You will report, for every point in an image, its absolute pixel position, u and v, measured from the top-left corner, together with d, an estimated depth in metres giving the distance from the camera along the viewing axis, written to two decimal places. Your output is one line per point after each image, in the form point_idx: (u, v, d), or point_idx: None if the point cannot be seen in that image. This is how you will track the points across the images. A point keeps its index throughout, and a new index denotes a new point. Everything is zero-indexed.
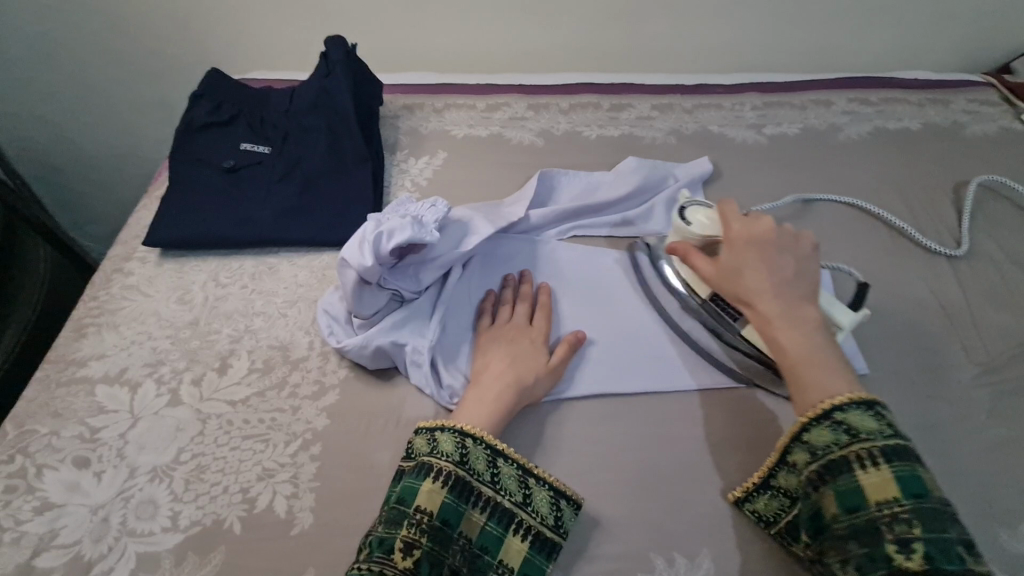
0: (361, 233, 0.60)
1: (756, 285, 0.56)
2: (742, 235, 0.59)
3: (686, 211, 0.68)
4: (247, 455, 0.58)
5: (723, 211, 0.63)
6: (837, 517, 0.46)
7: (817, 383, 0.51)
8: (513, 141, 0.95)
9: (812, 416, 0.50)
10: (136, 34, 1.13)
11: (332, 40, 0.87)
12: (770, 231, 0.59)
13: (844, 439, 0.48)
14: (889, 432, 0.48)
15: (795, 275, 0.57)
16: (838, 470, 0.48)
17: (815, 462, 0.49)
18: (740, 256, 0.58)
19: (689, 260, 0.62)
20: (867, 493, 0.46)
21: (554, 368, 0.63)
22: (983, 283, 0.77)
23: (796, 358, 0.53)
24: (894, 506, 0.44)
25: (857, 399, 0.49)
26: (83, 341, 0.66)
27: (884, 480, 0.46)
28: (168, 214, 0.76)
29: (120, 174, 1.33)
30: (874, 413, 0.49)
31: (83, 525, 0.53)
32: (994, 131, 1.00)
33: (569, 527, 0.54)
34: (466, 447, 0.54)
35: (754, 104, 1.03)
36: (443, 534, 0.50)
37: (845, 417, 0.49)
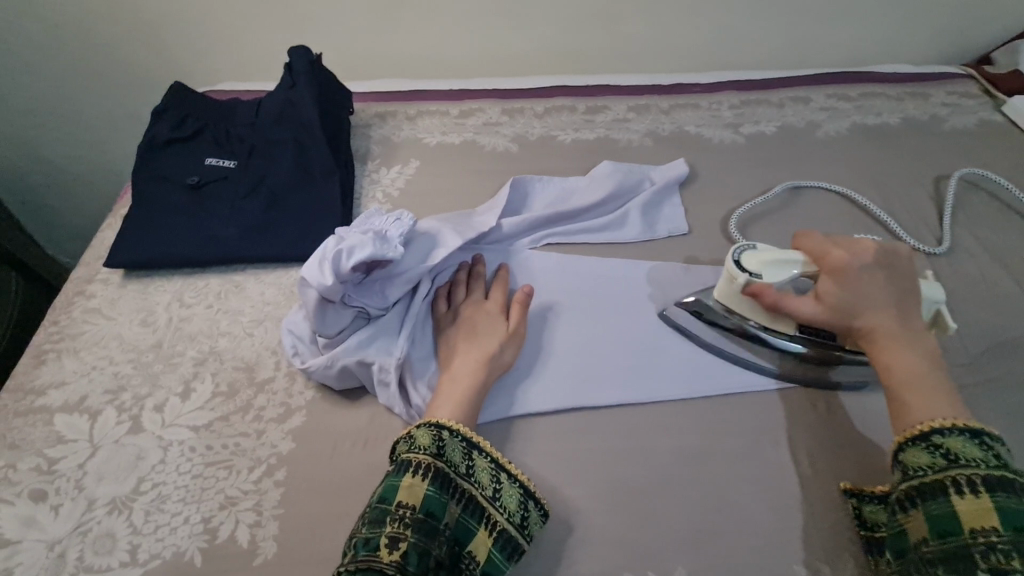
0: (321, 251, 0.58)
1: (863, 306, 0.56)
2: (843, 261, 0.57)
3: (738, 259, 0.63)
4: (210, 482, 0.56)
5: (807, 249, 0.61)
6: (926, 540, 0.46)
7: (921, 404, 0.51)
8: (487, 147, 0.93)
9: (910, 436, 0.50)
10: (101, 46, 1.11)
11: (296, 50, 0.85)
12: (877, 251, 0.57)
13: (941, 462, 0.48)
14: (996, 463, 0.47)
15: (904, 298, 0.57)
16: (931, 494, 0.47)
17: (906, 483, 0.49)
18: (843, 281, 0.56)
19: (782, 305, 0.59)
20: (963, 521, 0.45)
21: (515, 332, 0.63)
22: (963, 281, 0.76)
23: (905, 382, 0.52)
24: (992, 535, 0.44)
25: (963, 426, 0.49)
26: (42, 368, 0.65)
27: (983, 510, 0.45)
28: (131, 233, 0.74)
29: (94, 189, 1.31)
30: (980, 443, 0.48)
31: (39, 562, 0.51)
32: (973, 124, 0.98)
33: (533, 530, 0.53)
34: (443, 439, 0.53)
35: (731, 103, 1.02)
36: (429, 526, 0.49)
37: (945, 442, 0.48)
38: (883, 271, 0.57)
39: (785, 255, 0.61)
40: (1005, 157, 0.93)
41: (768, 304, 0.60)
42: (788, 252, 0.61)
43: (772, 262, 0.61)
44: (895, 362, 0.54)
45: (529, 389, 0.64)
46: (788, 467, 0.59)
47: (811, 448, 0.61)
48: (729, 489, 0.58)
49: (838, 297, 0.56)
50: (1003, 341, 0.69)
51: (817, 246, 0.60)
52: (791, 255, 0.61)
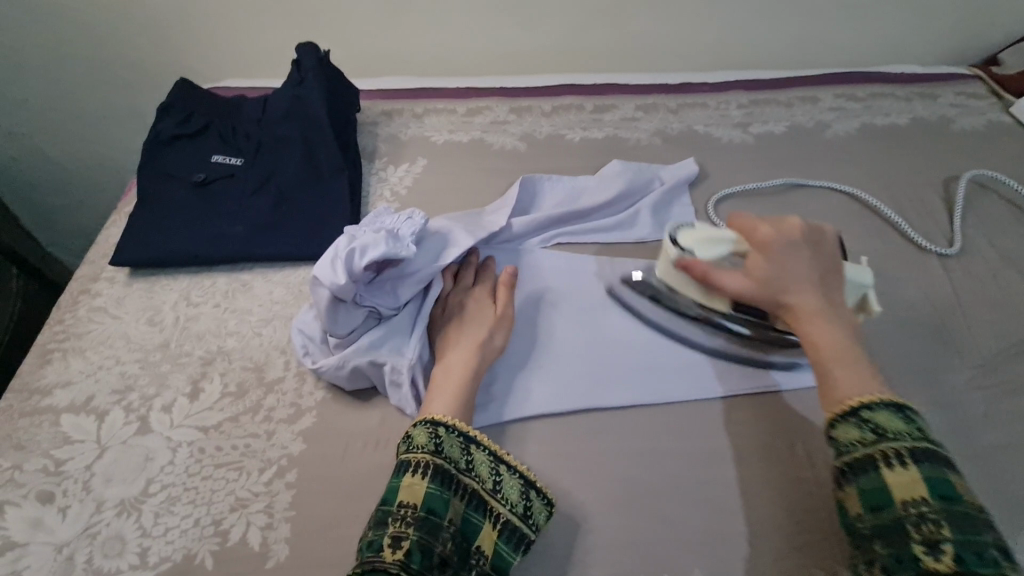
0: (333, 250, 0.58)
1: (790, 287, 0.55)
2: (771, 238, 0.57)
3: (676, 236, 0.66)
4: (220, 484, 0.55)
5: (738, 226, 0.61)
6: (862, 516, 0.45)
7: (849, 379, 0.50)
8: (494, 146, 0.92)
9: (841, 413, 0.49)
10: (103, 42, 1.09)
11: (304, 47, 0.85)
12: (802, 231, 0.58)
13: (870, 437, 0.47)
14: (920, 435, 0.46)
15: (828, 276, 0.57)
16: (863, 468, 0.46)
17: (839, 459, 0.48)
18: (771, 258, 0.56)
19: (711, 279, 0.60)
20: (895, 493, 0.45)
21: (502, 316, 0.64)
22: (975, 283, 0.75)
23: (834, 358, 0.51)
24: (923, 506, 0.43)
25: (887, 400, 0.48)
26: (47, 367, 0.64)
27: (912, 481, 0.44)
28: (137, 231, 0.73)
29: (95, 186, 1.30)
30: (903, 415, 0.47)
31: (47, 565, 0.50)
32: (982, 125, 0.98)
33: (539, 519, 0.52)
34: (440, 436, 0.52)
35: (740, 103, 1.01)
36: (431, 523, 0.48)
37: (873, 416, 0.47)
38: (808, 252, 0.57)
39: (716, 233, 0.64)
40: (1015, 158, 0.93)
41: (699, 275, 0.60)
42: (720, 232, 0.63)
43: (703, 239, 0.63)
44: (822, 340, 0.53)
45: (531, 387, 0.64)
46: (805, 469, 0.59)
47: (825, 450, 0.60)
48: (744, 490, 0.57)
49: (765, 274, 0.56)
50: (1017, 343, 0.69)
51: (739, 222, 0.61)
52: (721, 233, 0.63)
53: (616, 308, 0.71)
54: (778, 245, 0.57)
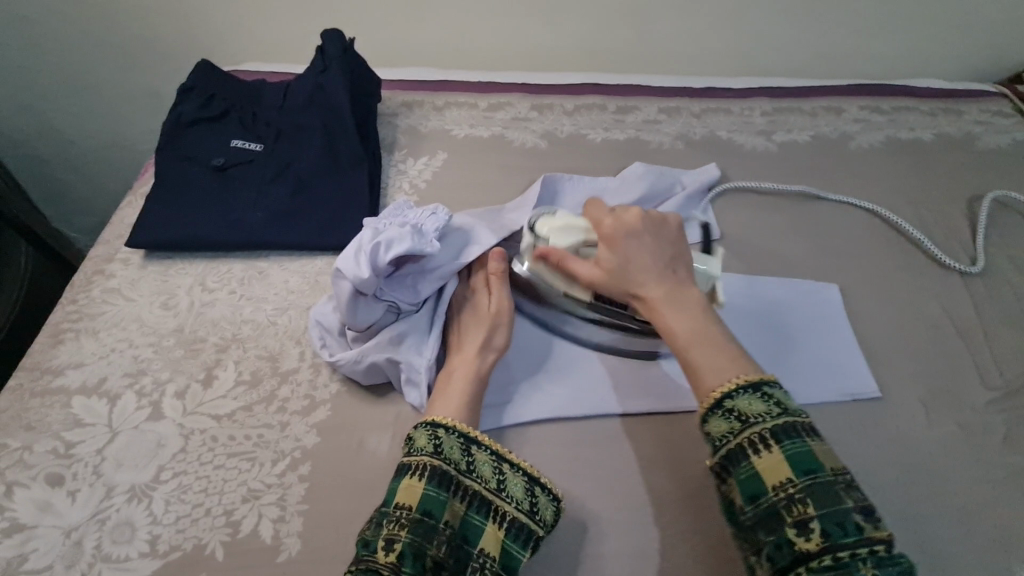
0: (357, 243, 0.57)
1: (636, 275, 0.56)
2: (612, 225, 0.59)
3: (534, 225, 0.66)
4: (232, 474, 0.55)
5: (590, 214, 0.63)
6: (742, 507, 0.45)
7: (710, 368, 0.50)
8: (515, 143, 0.91)
9: (706, 409, 0.49)
10: (123, 19, 1.08)
11: (329, 34, 0.84)
12: (642, 218, 0.59)
13: (736, 426, 0.47)
14: (778, 411, 0.46)
15: (673, 260, 0.58)
16: (734, 459, 0.46)
17: (715, 454, 0.47)
18: (613, 249, 0.58)
19: (567, 264, 0.60)
20: (765, 478, 0.44)
21: (500, 314, 0.62)
22: (997, 303, 0.75)
23: (688, 345, 0.52)
24: (789, 487, 0.43)
25: (745, 382, 0.48)
26: (59, 348, 0.63)
27: (778, 463, 0.44)
28: (153, 212, 0.72)
29: (106, 165, 1.28)
30: (762, 395, 0.47)
31: (55, 549, 0.50)
32: (1007, 144, 0.97)
33: (546, 517, 0.51)
34: (440, 437, 0.51)
35: (764, 110, 1.00)
36: (426, 525, 0.47)
37: (734, 404, 0.47)
38: (646, 237, 0.58)
39: (569, 221, 0.64)
40: None
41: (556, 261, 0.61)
42: (574, 219, 0.64)
43: (559, 227, 0.64)
44: (674, 326, 0.53)
45: (545, 390, 0.63)
46: None
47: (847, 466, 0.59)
48: None
49: (610, 264, 0.57)
50: None
51: (592, 211, 0.62)
52: (574, 221, 0.64)
53: None
54: (618, 234, 0.59)
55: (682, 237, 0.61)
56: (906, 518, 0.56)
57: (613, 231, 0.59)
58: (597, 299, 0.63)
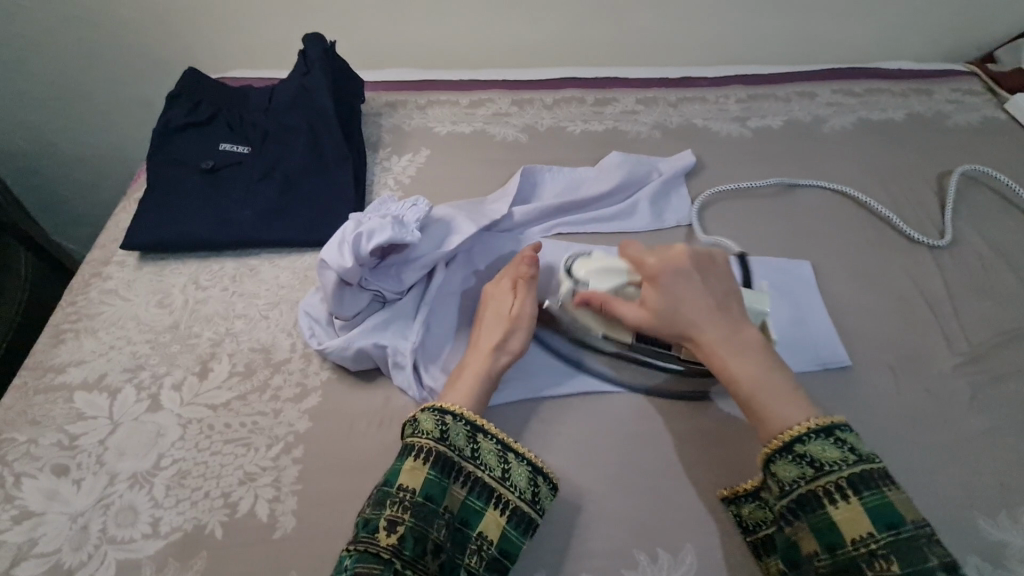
0: (340, 234, 0.60)
1: (691, 319, 0.57)
2: (657, 267, 0.60)
3: (571, 267, 0.65)
4: (229, 459, 0.57)
5: (629, 255, 0.63)
6: (818, 554, 0.48)
7: (776, 411, 0.52)
8: (497, 137, 0.94)
9: (775, 448, 0.51)
10: (113, 32, 1.11)
11: (311, 38, 0.87)
12: (687, 257, 0.61)
13: (809, 473, 0.49)
14: (853, 458, 0.49)
15: (724, 299, 0.59)
16: (809, 506, 0.49)
17: (786, 498, 0.50)
18: (662, 292, 0.59)
19: (610, 307, 0.61)
20: (843, 529, 0.47)
21: (519, 316, 0.62)
22: (965, 274, 0.77)
23: (752, 388, 0.54)
24: (870, 542, 0.46)
25: (817, 426, 0.50)
26: (61, 347, 0.65)
27: (856, 514, 0.47)
28: (146, 215, 0.75)
29: (100, 175, 1.31)
30: (835, 441, 0.50)
31: (62, 534, 0.52)
32: (976, 121, 1.00)
33: (545, 505, 0.53)
34: (447, 423, 0.53)
35: (739, 97, 1.03)
36: (428, 509, 0.50)
37: (806, 449, 0.50)
38: (696, 278, 0.60)
39: (608, 263, 0.64)
40: (1007, 153, 0.95)
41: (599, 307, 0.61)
42: (612, 262, 0.64)
43: (601, 269, 0.63)
44: (736, 371, 0.55)
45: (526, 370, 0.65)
46: None
47: None
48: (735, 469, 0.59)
49: (662, 309, 0.58)
50: (1006, 333, 0.71)
51: (633, 252, 0.63)
52: (612, 263, 0.64)
53: None
54: (668, 277, 0.59)
55: (728, 273, 0.62)
56: None
57: (664, 274, 0.60)
58: (637, 340, 0.64)
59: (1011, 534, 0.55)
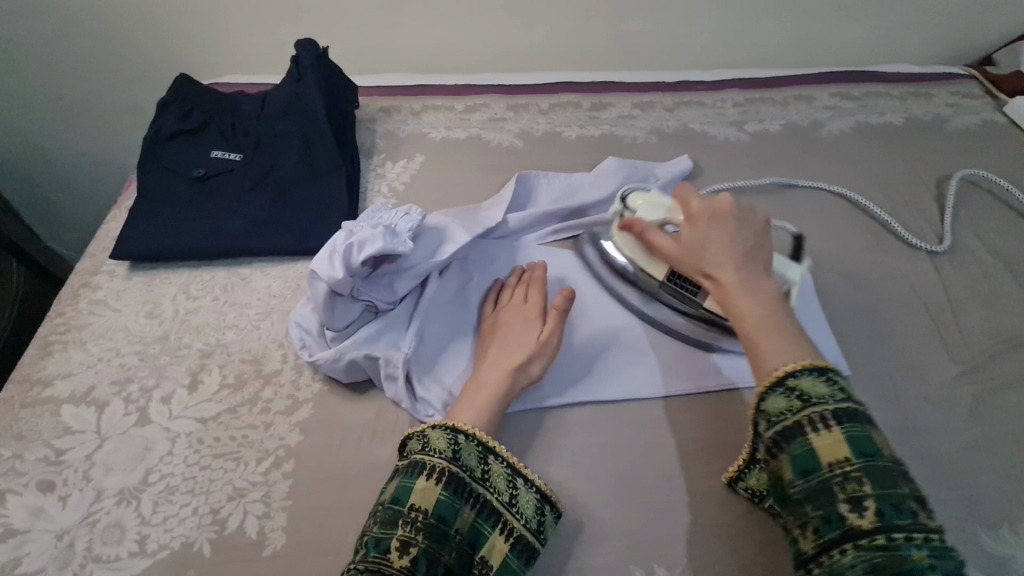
0: (331, 244, 0.59)
1: (716, 258, 0.55)
2: (701, 210, 0.58)
3: (627, 199, 0.68)
4: (218, 474, 0.56)
5: (677, 197, 0.61)
6: (793, 482, 0.44)
7: (774, 351, 0.49)
8: (492, 143, 0.93)
9: (768, 384, 0.48)
10: (106, 38, 1.10)
11: (303, 43, 0.86)
12: (733, 205, 0.57)
13: (797, 404, 0.46)
14: (842, 396, 0.46)
15: (757, 251, 0.56)
16: (790, 435, 0.45)
17: (771, 429, 0.47)
18: (697, 231, 0.57)
19: (645, 236, 0.61)
20: (821, 455, 0.44)
21: (546, 344, 0.61)
22: (965, 280, 0.76)
23: (754, 330, 0.51)
24: (846, 466, 0.43)
25: (809, 365, 0.47)
26: (48, 359, 0.64)
27: (835, 442, 0.44)
28: (136, 225, 0.74)
29: (93, 181, 1.30)
30: (826, 378, 0.47)
31: (47, 552, 0.51)
32: (975, 125, 0.99)
33: (548, 534, 0.52)
34: (460, 443, 0.52)
35: (736, 101, 1.02)
36: (439, 531, 0.48)
37: (798, 382, 0.47)
38: (733, 225, 0.56)
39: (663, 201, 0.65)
40: (1007, 157, 0.94)
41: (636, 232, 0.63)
42: (663, 199, 0.65)
43: (652, 203, 0.65)
44: (748, 312, 0.52)
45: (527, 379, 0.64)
46: None
47: None
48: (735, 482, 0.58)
49: (693, 246, 0.56)
50: (1007, 340, 0.70)
51: (682, 192, 0.61)
52: (666, 202, 0.65)
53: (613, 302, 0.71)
54: (707, 218, 0.57)
55: (767, 230, 0.58)
56: None
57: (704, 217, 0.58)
58: (670, 277, 0.66)
59: (1015, 547, 0.54)
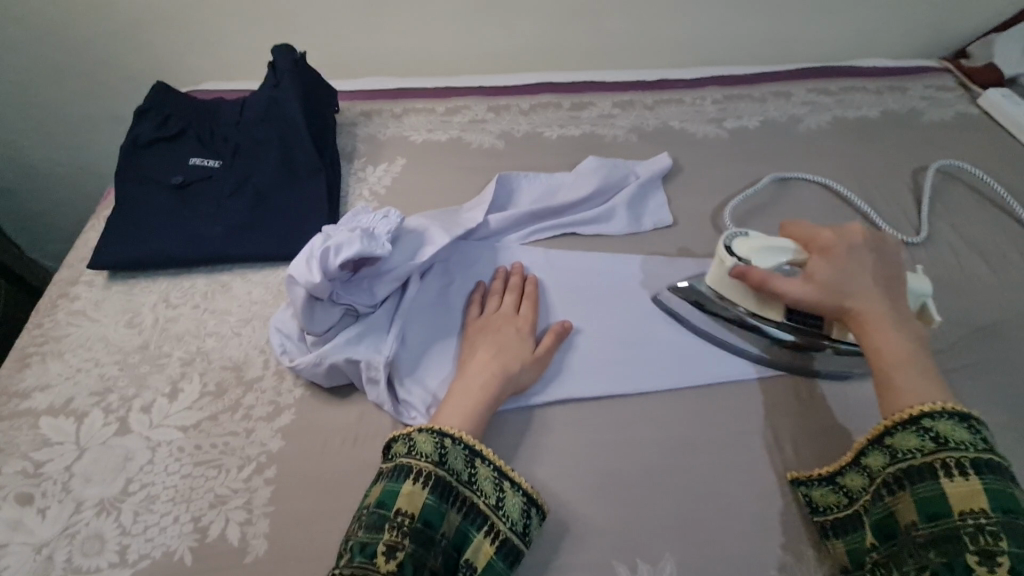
0: (308, 249, 0.59)
1: (855, 295, 0.56)
2: (834, 240, 0.59)
3: (731, 246, 0.64)
4: (200, 481, 0.56)
5: (797, 231, 0.63)
6: (917, 523, 0.47)
7: (915, 387, 0.52)
8: (473, 144, 0.93)
9: (898, 420, 0.51)
10: (82, 45, 1.09)
11: (280, 49, 0.86)
12: (867, 236, 0.59)
13: (929, 446, 0.48)
14: (983, 446, 0.48)
15: (891, 288, 0.57)
16: (920, 476, 0.48)
17: (896, 465, 0.50)
18: (834, 263, 0.58)
19: (771, 284, 0.59)
20: (953, 502, 0.46)
21: (538, 357, 0.62)
22: (941, 269, 0.77)
23: (896, 362, 0.53)
24: (982, 517, 0.45)
25: (951, 409, 0.49)
26: (26, 371, 0.64)
27: (972, 491, 0.46)
28: (114, 234, 0.74)
29: (74, 190, 1.29)
30: (968, 426, 0.49)
31: (26, 565, 0.51)
32: (949, 116, 1.01)
33: (535, 535, 0.52)
34: (446, 447, 0.52)
35: (714, 98, 1.03)
36: (426, 535, 0.48)
37: (935, 425, 0.49)
38: (873, 258, 0.58)
39: (774, 242, 0.62)
40: (981, 149, 0.95)
41: (757, 283, 0.59)
42: (775, 240, 0.62)
43: (763, 248, 0.61)
44: (886, 345, 0.54)
45: None
46: (774, 453, 0.60)
47: (795, 435, 0.61)
48: (717, 476, 0.58)
49: (832, 283, 0.57)
50: (983, 327, 0.71)
51: (803, 228, 0.63)
52: (779, 242, 0.61)
53: (592, 299, 0.72)
54: (844, 249, 0.58)
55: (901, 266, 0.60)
56: None
57: (838, 254, 0.58)
58: (788, 317, 0.63)
59: None
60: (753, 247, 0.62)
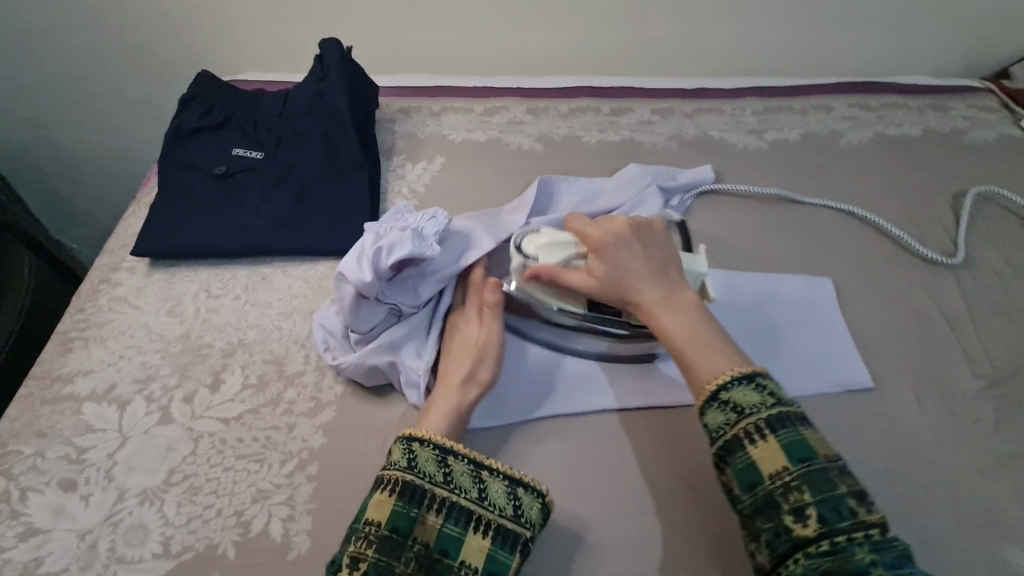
0: (359, 247, 0.59)
1: (629, 282, 0.57)
2: (600, 236, 0.59)
3: (520, 243, 0.63)
4: (242, 475, 0.56)
5: (574, 227, 0.61)
6: (741, 496, 0.46)
7: (706, 361, 0.51)
8: (511, 146, 0.93)
9: (703, 400, 0.50)
10: (122, 31, 1.10)
11: (327, 42, 0.86)
12: (627, 225, 0.60)
13: (732, 418, 0.48)
14: (771, 400, 0.48)
15: (664, 267, 0.58)
16: (729, 449, 0.47)
17: (713, 445, 0.48)
18: (604, 259, 0.58)
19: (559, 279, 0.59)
20: (761, 467, 0.46)
21: (486, 344, 0.59)
22: (985, 294, 0.76)
23: (683, 341, 0.52)
24: (786, 475, 0.45)
25: (740, 373, 0.49)
26: (68, 356, 0.64)
27: (773, 452, 0.46)
28: (157, 222, 0.74)
29: (106, 177, 1.29)
30: (755, 385, 0.48)
31: (70, 552, 0.51)
32: (992, 138, 0.99)
33: (533, 517, 0.50)
34: (414, 451, 0.51)
35: (755, 109, 1.02)
36: (394, 542, 0.47)
37: (729, 395, 0.48)
38: (636, 243, 0.59)
39: (558, 237, 0.62)
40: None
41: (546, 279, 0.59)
42: (559, 235, 0.62)
43: (548, 245, 0.61)
44: (671, 326, 0.54)
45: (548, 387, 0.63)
46: None
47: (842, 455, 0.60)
48: None
49: (605, 275, 0.57)
50: None
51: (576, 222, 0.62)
52: (562, 237, 0.62)
53: None
54: (604, 238, 0.59)
55: (666, 240, 0.61)
56: (904, 502, 0.58)
57: (603, 242, 0.59)
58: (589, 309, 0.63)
59: None
60: (542, 243, 0.62)
